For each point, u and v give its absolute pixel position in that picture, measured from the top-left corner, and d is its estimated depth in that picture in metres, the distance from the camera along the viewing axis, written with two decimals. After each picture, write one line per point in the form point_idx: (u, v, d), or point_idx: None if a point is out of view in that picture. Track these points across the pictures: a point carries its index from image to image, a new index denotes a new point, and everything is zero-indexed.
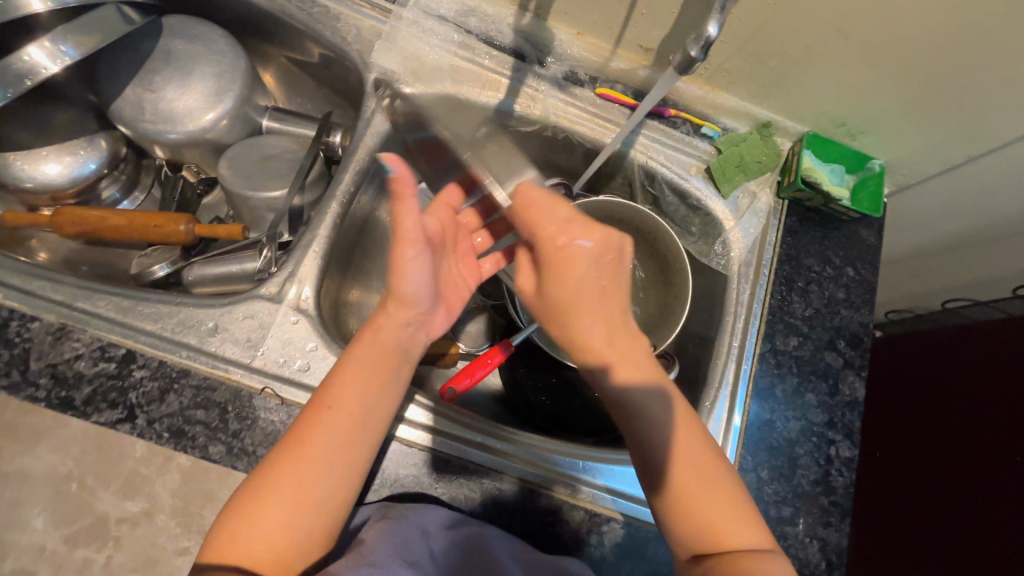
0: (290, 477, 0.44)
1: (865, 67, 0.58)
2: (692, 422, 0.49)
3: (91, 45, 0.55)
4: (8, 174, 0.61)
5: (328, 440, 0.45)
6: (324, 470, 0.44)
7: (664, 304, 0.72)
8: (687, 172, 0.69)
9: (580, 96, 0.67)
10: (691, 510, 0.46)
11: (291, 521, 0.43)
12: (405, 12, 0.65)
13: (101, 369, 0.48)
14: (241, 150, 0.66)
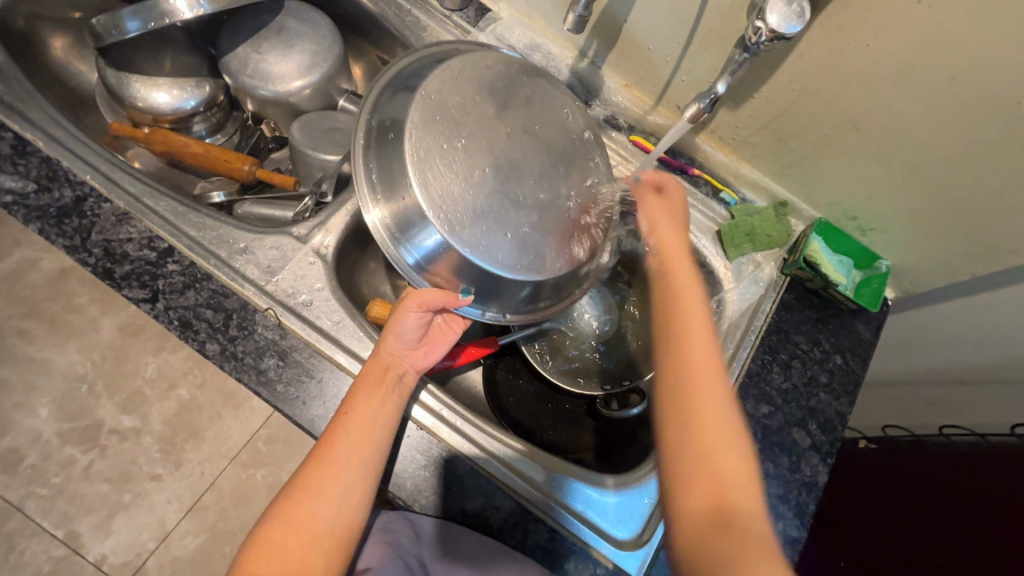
0: (311, 491, 0.50)
1: (876, 164, 0.62)
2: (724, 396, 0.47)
3: (223, 5, 0.67)
4: (128, 92, 0.74)
5: (341, 458, 0.51)
6: (341, 487, 0.50)
7: (651, 345, 0.75)
8: (700, 229, 0.74)
9: (615, 139, 0.74)
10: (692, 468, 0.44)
11: (316, 541, 0.48)
12: (481, 36, 0.74)
13: (143, 254, 0.56)
14: (313, 117, 0.76)
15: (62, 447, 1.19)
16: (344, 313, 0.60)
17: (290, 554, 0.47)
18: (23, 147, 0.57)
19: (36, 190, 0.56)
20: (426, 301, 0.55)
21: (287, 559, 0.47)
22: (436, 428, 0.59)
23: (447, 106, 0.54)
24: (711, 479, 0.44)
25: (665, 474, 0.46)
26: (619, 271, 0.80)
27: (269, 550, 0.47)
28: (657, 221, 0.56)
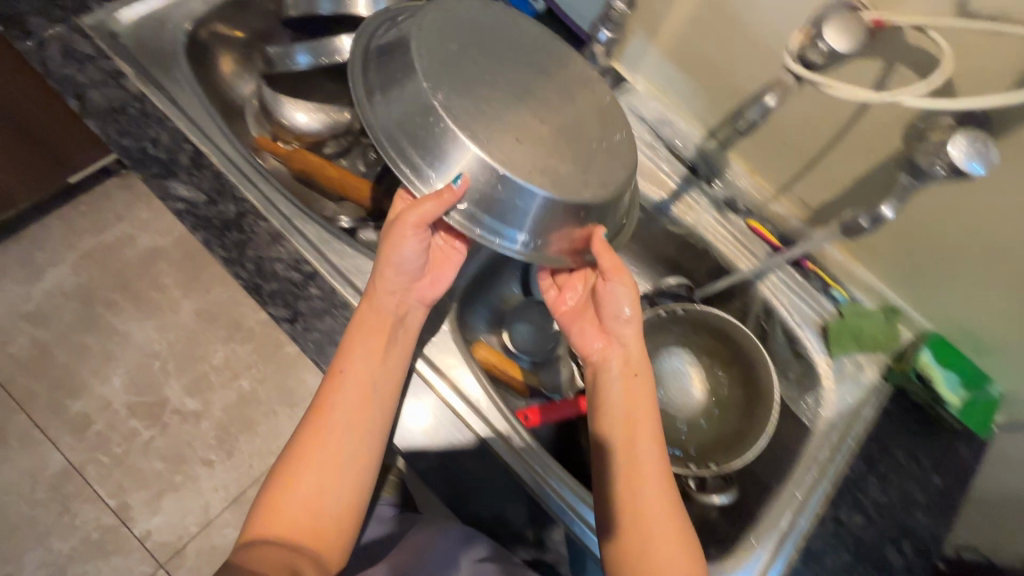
0: (314, 458, 0.52)
1: (1003, 298, 0.63)
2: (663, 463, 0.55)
3: None
4: (280, 111, 0.79)
5: (344, 421, 0.54)
6: (340, 450, 0.53)
7: (738, 429, 0.74)
8: (804, 322, 0.75)
9: (732, 221, 0.76)
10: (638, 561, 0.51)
11: (330, 496, 0.52)
12: (615, 104, 0.77)
13: (290, 276, 0.60)
14: None
15: (127, 419, 1.24)
16: (461, 359, 0.64)
17: (302, 518, 0.51)
18: (198, 159, 0.61)
19: (206, 202, 0.61)
20: (423, 212, 0.51)
21: (297, 518, 0.50)
22: (490, 439, 0.58)
23: (457, 28, 0.56)
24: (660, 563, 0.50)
25: (615, 546, 0.52)
26: (713, 349, 0.79)
27: (284, 504, 0.51)
28: (612, 372, 0.60)
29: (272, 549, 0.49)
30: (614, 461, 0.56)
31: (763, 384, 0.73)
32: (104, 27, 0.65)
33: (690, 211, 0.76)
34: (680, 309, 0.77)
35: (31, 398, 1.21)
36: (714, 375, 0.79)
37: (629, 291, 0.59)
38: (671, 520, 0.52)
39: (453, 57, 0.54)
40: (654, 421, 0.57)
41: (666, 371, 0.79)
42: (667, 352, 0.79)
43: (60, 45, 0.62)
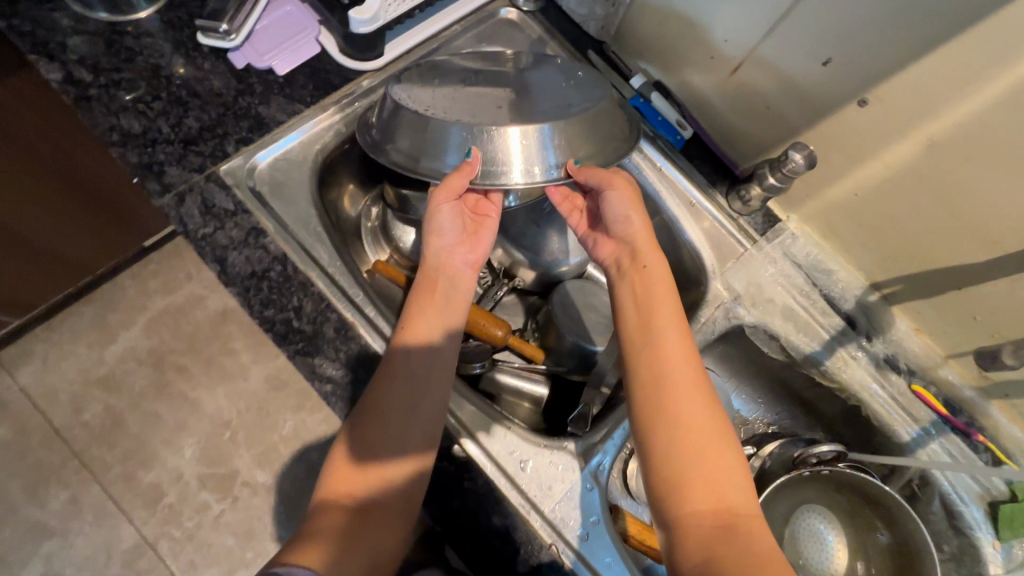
0: (384, 418, 0.51)
1: None
2: (720, 426, 0.51)
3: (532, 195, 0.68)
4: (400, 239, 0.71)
5: (403, 388, 0.53)
6: (408, 432, 0.51)
7: None
8: (969, 497, 0.68)
9: (892, 382, 0.70)
10: (715, 559, 0.44)
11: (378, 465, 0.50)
12: (768, 246, 0.71)
13: (441, 466, 0.57)
14: (571, 292, 0.75)
15: (198, 491, 1.22)
16: (619, 556, 0.57)
17: (370, 474, 0.50)
18: (344, 330, 0.57)
19: (353, 380, 0.55)
20: (453, 185, 0.53)
21: (366, 467, 0.50)
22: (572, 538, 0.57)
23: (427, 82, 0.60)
24: (703, 541, 0.45)
25: (677, 528, 0.47)
26: (856, 510, 0.74)
27: (353, 464, 0.50)
28: (660, 321, 0.55)
29: (345, 515, 0.47)
30: (651, 408, 0.52)
31: (919, 568, 0.66)
32: (243, 178, 0.60)
33: (846, 366, 0.70)
34: (824, 471, 0.71)
35: (106, 469, 1.21)
36: (856, 540, 0.73)
37: (622, 198, 0.58)
38: (749, 510, 0.48)
39: (461, 101, 0.58)
40: (703, 386, 0.53)
41: (802, 532, 0.74)
42: (803, 510, 0.75)
43: (199, 203, 0.57)
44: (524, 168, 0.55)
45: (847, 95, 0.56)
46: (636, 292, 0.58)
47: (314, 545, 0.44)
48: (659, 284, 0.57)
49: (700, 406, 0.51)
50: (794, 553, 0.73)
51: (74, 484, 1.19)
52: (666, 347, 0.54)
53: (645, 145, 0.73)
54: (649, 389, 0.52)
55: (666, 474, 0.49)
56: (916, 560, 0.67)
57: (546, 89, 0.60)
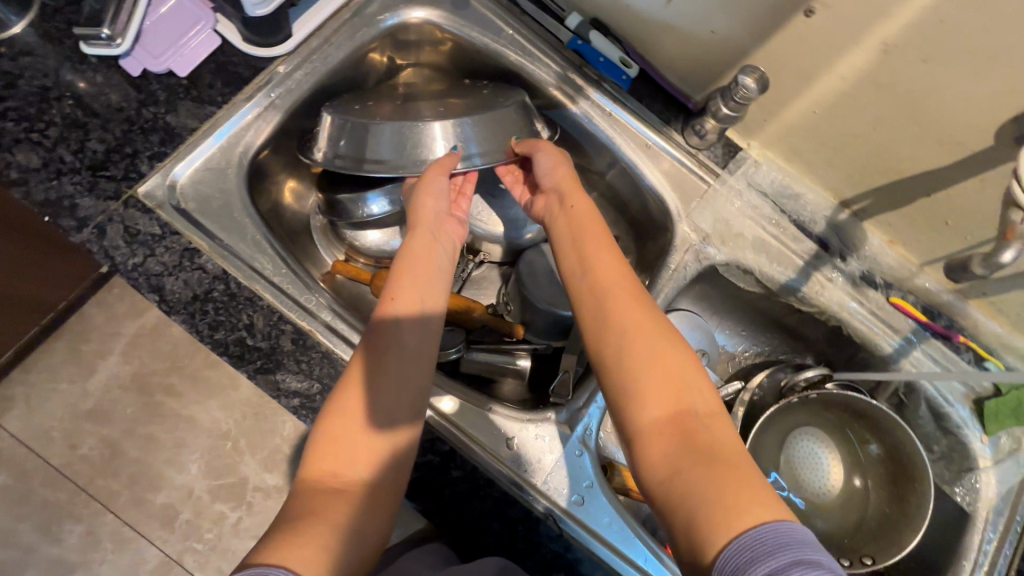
0: (355, 386, 0.48)
1: None
2: (674, 338, 0.50)
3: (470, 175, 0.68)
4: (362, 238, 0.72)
5: (395, 356, 0.50)
6: (379, 395, 0.48)
7: (885, 519, 0.70)
8: (954, 398, 0.69)
9: (870, 298, 0.68)
10: (681, 466, 0.43)
11: (362, 436, 0.46)
12: (731, 178, 0.69)
13: (427, 459, 0.56)
14: (539, 259, 0.73)
15: (212, 503, 1.23)
16: (617, 514, 0.58)
17: (355, 446, 0.45)
18: (302, 340, 0.54)
19: (321, 390, 0.53)
20: (447, 165, 0.57)
21: (350, 439, 0.45)
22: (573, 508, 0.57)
23: (352, 99, 0.64)
24: (675, 451, 0.44)
25: (655, 447, 0.45)
26: (844, 425, 0.76)
27: (335, 439, 0.45)
28: (597, 251, 0.55)
29: (326, 497, 0.42)
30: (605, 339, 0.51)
31: (914, 471, 0.69)
32: (164, 198, 0.56)
33: (823, 289, 0.68)
34: (813, 395, 0.72)
35: (114, 498, 1.21)
36: (850, 454, 0.75)
37: (548, 154, 0.60)
38: (715, 408, 0.46)
39: (386, 108, 0.62)
40: (650, 307, 0.52)
41: (799, 455, 0.75)
42: (797, 435, 0.75)
43: (121, 231, 0.53)
44: (450, 154, 0.59)
45: (793, 4, 0.51)
46: (571, 231, 0.57)
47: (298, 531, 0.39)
48: (591, 221, 0.57)
49: (655, 322, 0.51)
50: (795, 477, 0.74)
51: (86, 517, 1.20)
52: (604, 272, 0.54)
53: (591, 91, 0.69)
54: (597, 316, 0.52)
55: (635, 395, 0.47)
56: (910, 462, 0.69)
57: (465, 95, 0.65)
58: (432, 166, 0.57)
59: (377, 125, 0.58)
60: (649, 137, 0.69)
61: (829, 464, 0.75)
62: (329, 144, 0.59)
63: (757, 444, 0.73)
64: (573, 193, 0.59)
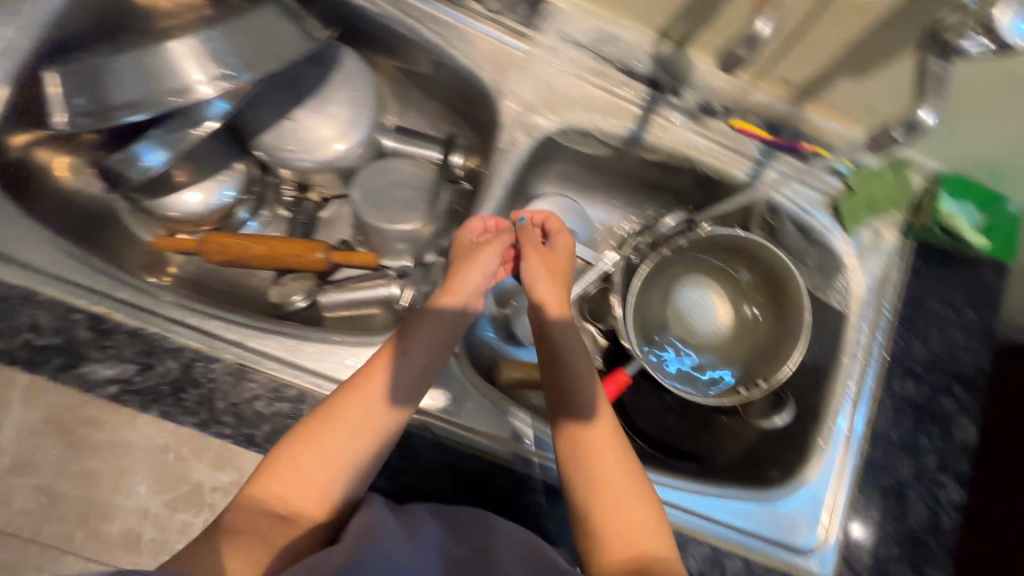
0: (318, 445, 0.47)
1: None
2: (631, 467, 0.51)
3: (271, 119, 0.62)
4: (164, 206, 0.64)
5: (342, 429, 0.48)
6: (341, 459, 0.47)
7: (774, 341, 0.72)
8: (812, 207, 0.69)
9: (711, 128, 0.66)
10: (602, 499, 0.49)
11: (320, 488, 0.47)
12: (543, 38, 0.64)
13: (277, 409, 0.51)
14: (370, 177, 0.67)
15: None
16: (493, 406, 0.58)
17: (313, 479, 0.47)
18: (102, 325, 0.50)
19: (137, 370, 0.50)
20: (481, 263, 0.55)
21: (308, 479, 0.47)
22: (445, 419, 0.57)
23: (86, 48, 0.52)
24: (602, 484, 0.49)
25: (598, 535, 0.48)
26: (725, 263, 0.75)
27: (296, 466, 0.47)
28: (577, 357, 0.54)
29: (264, 522, 0.46)
30: (570, 377, 0.53)
31: (789, 285, 0.69)
32: None
33: (664, 132, 0.66)
34: (683, 243, 0.71)
35: None
36: (736, 288, 0.75)
37: (492, 256, 0.55)
38: (666, 555, 0.48)
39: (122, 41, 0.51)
40: (619, 438, 0.52)
41: (686, 306, 0.75)
42: (685, 284, 0.75)
43: None
44: (214, 73, 0.49)
45: None
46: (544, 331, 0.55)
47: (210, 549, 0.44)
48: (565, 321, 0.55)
49: (622, 448, 0.52)
50: (686, 328, 0.74)
51: None
52: (572, 383, 0.53)
53: None
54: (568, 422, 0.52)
55: (585, 485, 0.50)
56: (785, 279, 0.70)
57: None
58: (488, 247, 0.56)
59: (111, 64, 0.48)
60: (446, 14, 0.63)
61: (717, 305, 0.75)
62: (64, 106, 0.49)
63: (640, 306, 0.73)
64: (546, 284, 0.56)
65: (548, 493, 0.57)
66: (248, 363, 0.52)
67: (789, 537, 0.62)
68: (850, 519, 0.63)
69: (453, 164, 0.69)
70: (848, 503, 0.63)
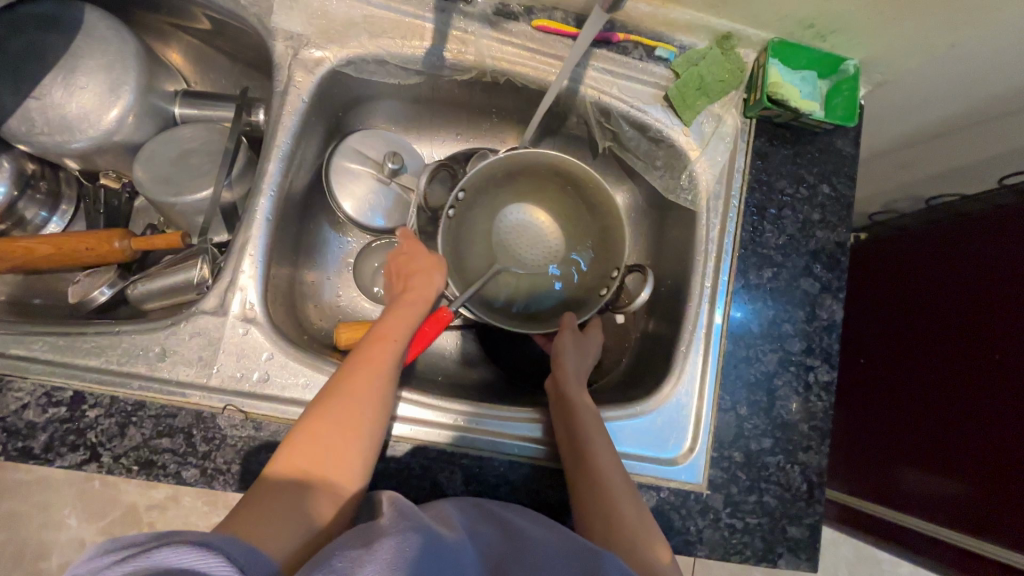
0: (323, 425, 0.45)
1: None
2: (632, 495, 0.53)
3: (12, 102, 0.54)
4: None
5: (359, 402, 0.46)
6: (349, 428, 0.45)
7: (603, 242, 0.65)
8: (644, 103, 0.64)
9: (515, 32, 0.60)
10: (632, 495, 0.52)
11: (349, 457, 0.44)
12: None
13: (52, 414, 0.47)
14: (156, 148, 0.60)
15: None
16: (310, 371, 0.53)
17: (313, 457, 0.43)
18: None
19: None
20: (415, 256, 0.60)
21: (333, 446, 0.44)
22: (255, 391, 0.51)
23: None
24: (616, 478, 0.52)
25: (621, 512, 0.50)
26: (514, 191, 0.66)
27: (310, 439, 0.44)
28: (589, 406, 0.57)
29: (277, 494, 0.41)
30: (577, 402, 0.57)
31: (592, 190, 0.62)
32: None
33: (464, 45, 0.60)
34: (458, 194, 0.61)
35: None
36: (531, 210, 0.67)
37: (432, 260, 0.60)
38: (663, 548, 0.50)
39: None
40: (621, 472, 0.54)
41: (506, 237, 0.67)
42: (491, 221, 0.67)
43: None
44: None
45: None
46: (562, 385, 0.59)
47: (244, 512, 0.39)
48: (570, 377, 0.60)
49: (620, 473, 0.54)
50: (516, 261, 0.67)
51: None
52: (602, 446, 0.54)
53: None
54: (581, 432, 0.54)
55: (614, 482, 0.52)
56: (582, 178, 0.62)
57: None
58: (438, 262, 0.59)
59: None
60: None
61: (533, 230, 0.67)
62: None
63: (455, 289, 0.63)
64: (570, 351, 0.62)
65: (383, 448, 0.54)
66: (12, 371, 0.48)
67: (657, 451, 0.60)
68: (716, 419, 0.60)
69: (258, 123, 0.65)
70: (712, 405, 0.60)
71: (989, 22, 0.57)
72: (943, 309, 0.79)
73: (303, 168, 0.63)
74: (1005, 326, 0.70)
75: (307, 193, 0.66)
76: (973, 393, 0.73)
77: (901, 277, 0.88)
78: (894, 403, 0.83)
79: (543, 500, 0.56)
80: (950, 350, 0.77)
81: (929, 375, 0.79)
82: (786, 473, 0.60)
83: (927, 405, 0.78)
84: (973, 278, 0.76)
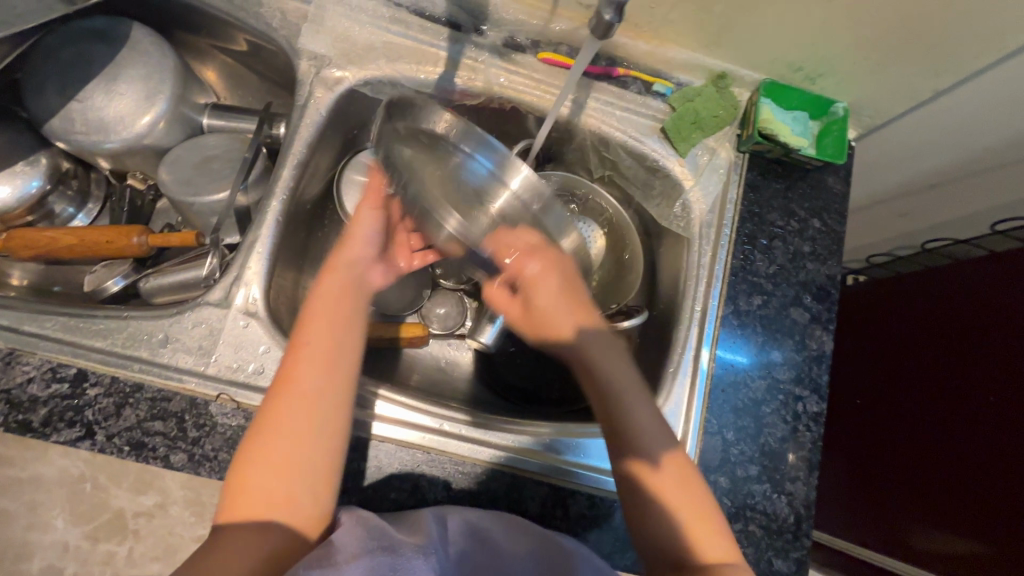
0: (255, 465, 0.45)
1: (824, 14, 0.56)
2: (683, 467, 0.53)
3: (59, 103, 0.60)
4: None
5: (282, 440, 0.45)
6: (277, 466, 0.45)
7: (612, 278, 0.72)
8: (642, 133, 0.67)
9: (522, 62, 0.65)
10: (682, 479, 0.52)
11: (295, 498, 0.44)
12: None
13: (54, 390, 0.49)
14: (183, 152, 0.65)
15: None
16: None
17: (261, 497, 0.44)
18: None
19: None
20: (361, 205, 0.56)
21: (271, 481, 0.44)
22: (247, 385, 0.53)
23: None
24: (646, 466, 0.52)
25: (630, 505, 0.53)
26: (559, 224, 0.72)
27: (249, 486, 0.44)
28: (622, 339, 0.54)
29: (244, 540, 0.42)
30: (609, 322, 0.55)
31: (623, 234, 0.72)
32: None
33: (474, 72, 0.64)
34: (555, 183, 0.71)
35: None
36: None
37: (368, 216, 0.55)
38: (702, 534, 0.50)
39: None
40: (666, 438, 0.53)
41: None
42: None
43: None
44: None
45: None
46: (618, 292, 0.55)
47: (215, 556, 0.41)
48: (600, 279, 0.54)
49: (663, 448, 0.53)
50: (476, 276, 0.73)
51: None
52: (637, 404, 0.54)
53: None
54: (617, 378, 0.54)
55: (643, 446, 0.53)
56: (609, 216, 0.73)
57: None
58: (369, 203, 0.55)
59: None
60: None
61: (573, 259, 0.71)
62: None
63: None
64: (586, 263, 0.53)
65: (366, 447, 0.54)
66: (22, 347, 0.50)
67: None
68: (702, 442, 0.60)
69: (278, 136, 0.70)
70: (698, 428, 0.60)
71: (968, 71, 0.60)
72: (937, 356, 0.79)
73: (316, 178, 0.67)
74: (997, 373, 0.70)
75: (318, 203, 0.69)
76: (968, 440, 0.71)
77: (901, 319, 0.88)
78: (894, 449, 0.82)
79: (524, 512, 0.55)
80: (944, 402, 0.76)
81: (926, 424, 0.78)
82: (773, 502, 0.59)
83: (926, 454, 0.77)
84: (966, 326, 0.76)
